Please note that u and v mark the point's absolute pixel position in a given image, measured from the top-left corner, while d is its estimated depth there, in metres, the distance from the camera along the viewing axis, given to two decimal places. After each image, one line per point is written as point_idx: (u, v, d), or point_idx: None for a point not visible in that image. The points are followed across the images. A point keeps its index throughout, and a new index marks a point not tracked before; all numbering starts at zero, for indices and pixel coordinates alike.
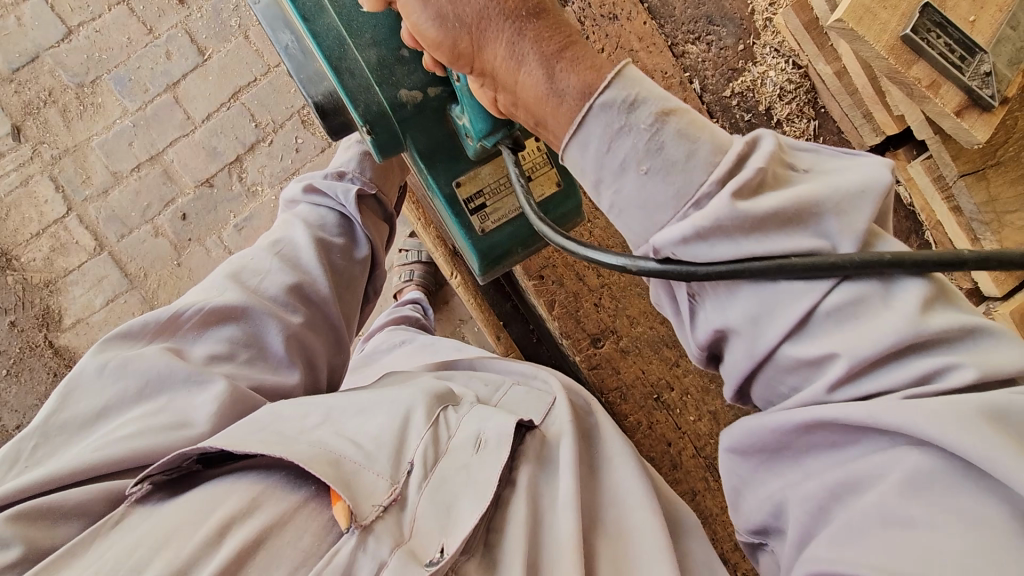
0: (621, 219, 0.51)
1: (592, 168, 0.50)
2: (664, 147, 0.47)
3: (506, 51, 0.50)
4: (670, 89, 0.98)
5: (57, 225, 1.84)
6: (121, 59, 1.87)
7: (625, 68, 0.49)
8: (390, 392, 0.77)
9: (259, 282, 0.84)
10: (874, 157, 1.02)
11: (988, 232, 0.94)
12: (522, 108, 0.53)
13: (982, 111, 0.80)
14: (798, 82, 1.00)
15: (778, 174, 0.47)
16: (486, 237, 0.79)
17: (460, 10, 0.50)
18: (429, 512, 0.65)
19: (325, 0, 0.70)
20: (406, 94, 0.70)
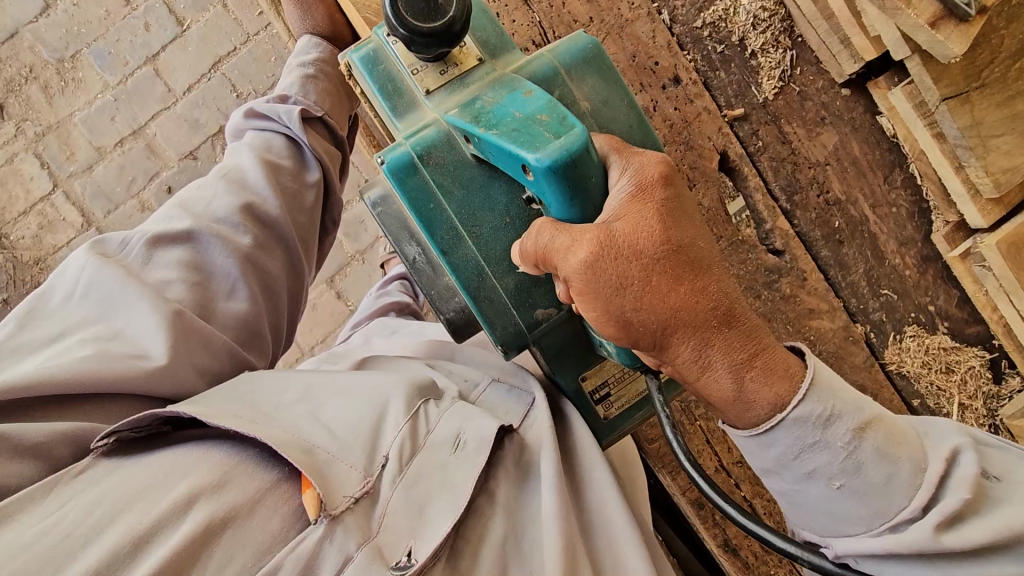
0: (798, 511, 0.61)
1: (767, 462, 0.59)
2: (863, 468, 0.55)
3: (692, 354, 0.55)
4: (637, 20, 0.94)
5: (44, 202, 1.84)
6: (100, 33, 1.85)
7: (819, 376, 0.57)
8: (371, 376, 0.77)
9: (206, 207, 0.81)
10: (854, 87, 0.98)
11: (973, 158, 0.90)
12: (695, 391, 0.58)
13: (958, 23, 0.75)
14: (772, 10, 0.96)
15: (980, 492, 0.54)
16: (609, 422, 0.80)
17: (642, 317, 0.55)
18: (401, 507, 0.66)
19: (463, 231, 0.68)
20: (543, 313, 0.71)
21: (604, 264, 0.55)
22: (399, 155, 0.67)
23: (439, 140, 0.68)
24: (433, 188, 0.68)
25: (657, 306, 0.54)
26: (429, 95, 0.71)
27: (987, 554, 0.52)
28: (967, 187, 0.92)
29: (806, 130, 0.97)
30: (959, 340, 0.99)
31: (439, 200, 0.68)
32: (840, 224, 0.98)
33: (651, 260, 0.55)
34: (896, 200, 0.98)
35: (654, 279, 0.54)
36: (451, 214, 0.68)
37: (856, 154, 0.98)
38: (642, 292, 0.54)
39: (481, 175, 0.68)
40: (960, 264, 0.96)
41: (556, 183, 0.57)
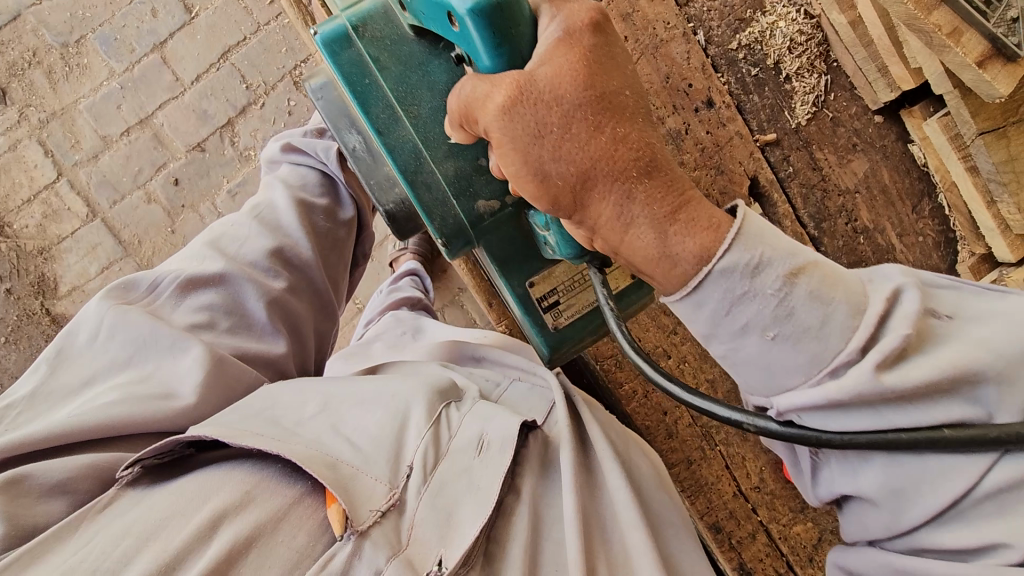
0: (740, 374, 0.54)
1: (706, 325, 0.52)
2: (794, 314, 0.49)
3: (615, 210, 0.50)
4: (672, 41, 0.92)
5: (48, 191, 1.81)
6: (106, 18, 1.80)
7: (748, 224, 0.50)
8: (389, 382, 0.74)
9: (238, 248, 0.82)
10: (887, 114, 0.96)
11: (1005, 194, 0.89)
12: (623, 258, 0.53)
13: (1005, 62, 0.73)
14: (809, 34, 0.94)
15: (923, 330, 0.48)
16: (559, 333, 0.73)
17: (561, 168, 0.50)
18: (429, 517, 0.63)
19: (400, 111, 0.64)
20: (485, 205, 0.65)
21: (522, 109, 0.49)
22: (335, 27, 0.64)
23: (376, 13, 0.64)
24: (368, 62, 0.64)
25: (576, 155, 0.49)
26: None
27: (928, 394, 0.47)
28: (998, 222, 0.92)
29: (837, 156, 0.96)
30: None
31: (374, 75, 0.64)
32: (868, 252, 0.97)
33: (573, 108, 0.49)
34: (923, 230, 0.97)
35: (575, 128, 0.49)
36: (387, 91, 0.64)
37: (886, 181, 0.96)
38: (563, 140, 0.49)
39: (420, 52, 0.64)
40: None
41: (481, 29, 0.51)
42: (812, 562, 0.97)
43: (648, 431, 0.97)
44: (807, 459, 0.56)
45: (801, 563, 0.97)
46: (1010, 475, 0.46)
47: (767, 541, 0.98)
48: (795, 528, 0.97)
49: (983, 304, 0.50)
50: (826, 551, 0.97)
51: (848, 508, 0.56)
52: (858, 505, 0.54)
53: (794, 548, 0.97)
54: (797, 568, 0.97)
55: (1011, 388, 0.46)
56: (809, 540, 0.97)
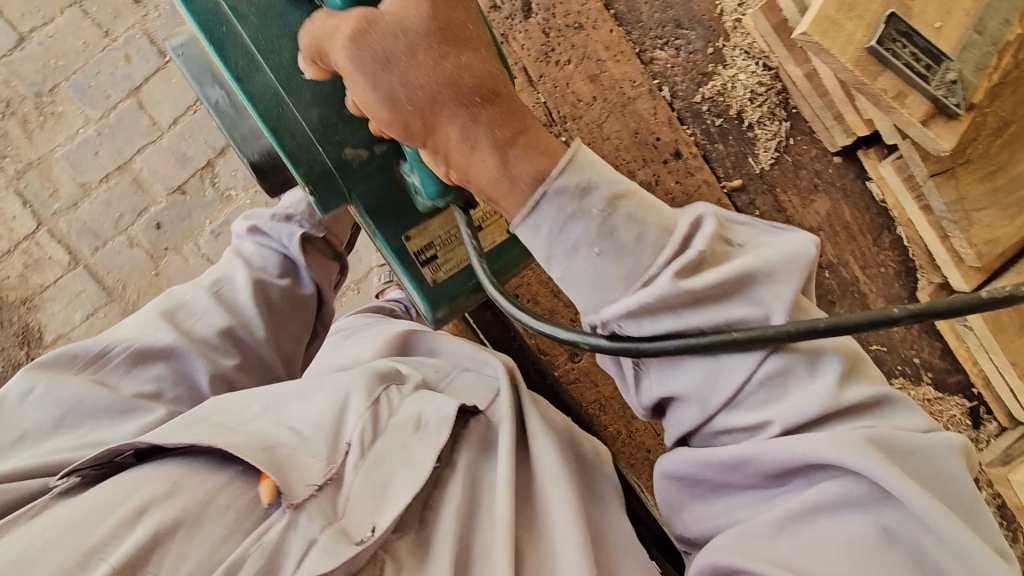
0: (568, 293, 0.54)
1: (541, 247, 0.52)
2: (615, 232, 0.50)
3: (460, 134, 0.49)
4: (639, 98, 0.96)
5: (29, 241, 1.81)
6: (79, 66, 1.80)
7: (580, 153, 0.51)
8: (333, 374, 0.73)
9: (193, 323, 0.87)
10: (845, 156, 1.02)
11: (958, 230, 0.95)
12: (474, 185, 0.52)
13: (948, 120, 0.78)
14: (768, 84, 0.99)
15: (716, 250, 0.51)
16: (438, 286, 0.80)
17: (410, 92, 0.48)
18: (364, 492, 0.60)
19: (258, 57, 0.63)
20: (351, 153, 0.67)
21: (369, 36, 0.47)
22: None
23: None
24: (223, 10, 0.63)
25: (424, 79, 0.47)
26: None
27: (719, 300, 0.51)
28: (952, 255, 0.97)
29: (801, 198, 1.02)
30: (943, 390, 1.09)
31: (230, 23, 0.63)
32: (833, 285, 1.04)
33: (417, 35, 0.47)
34: (884, 261, 1.05)
35: (421, 53, 0.47)
36: (246, 37, 0.63)
37: (847, 218, 1.04)
38: (412, 65, 0.47)
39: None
40: (945, 321, 1.05)
41: None
42: None
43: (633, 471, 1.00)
44: (631, 369, 0.56)
45: None
46: (778, 367, 0.50)
47: None
48: None
49: (770, 236, 0.54)
50: None
51: (665, 414, 0.57)
52: (676, 408, 0.55)
53: None
54: None
55: (783, 291, 0.50)
56: None
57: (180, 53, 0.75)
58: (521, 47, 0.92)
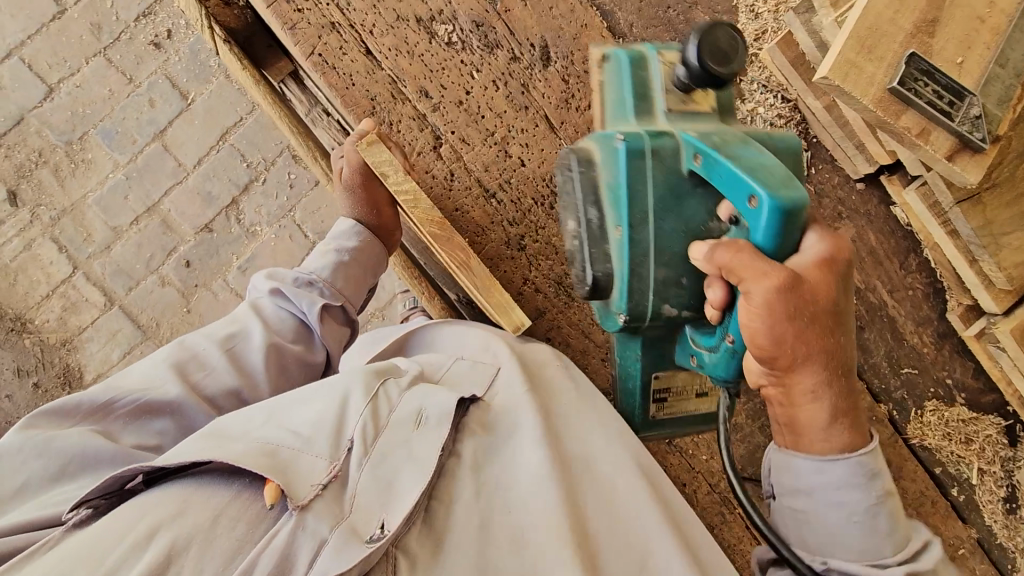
0: (803, 527, 0.64)
1: (803, 480, 0.62)
2: (869, 518, 0.60)
3: (811, 388, 0.59)
4: None
5: (65, 285, 1.86)
6: (106, 112, 1.85)
7: (875, 454, 0.61)
8: (328, 377, 0.76)
9: (201, 378, 0.79)
10: (868, 182, 1.03)
11: (987, 255, 0.94)
12: (786, 415, 0.62)
13: (974, 153, 0.78)
14: (788, 116, 0.99)
15: (916, 557, 0.61)
16: (654, 420, 0.87)
17: (809, 349, 0.57)
18: (369, 487, 0.65)
19: (652, 218, 0.67)
20: (668, 310, 0.69)
21: (791, 294, 0.56)
22: (635, 141, 0.66)
23: (668, 146, 0.66)
24: (652, 179, 0.66)
25: (796, 346, 0.57)
26: (668, 113, 0.69)
27: None
28: (982, 278, 0.97)
29: (824, 225, 1.03)
30: (976, 409, 1.09)
31: (642, 183, 0.66)
32: (860, 309, 1.05)
33: (806, 309, 0.57)
34: (912, 284, 1.06)
35: (808, 319, 0.57)
36: (648, 197, 0.67)
37: (873, 243, 1.04)
38: (790, 323, 0.56)
39: (685, 184, 0.67)
40: (976, 343, 1.04)
41: (772, 222, 0.57)
42: None
43: None
44: None
45: None
46: None
47: None
48: None
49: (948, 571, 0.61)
50: None
51: None
52: None
53: None
54: None
55: None
56: None
57: (568, 159, 0.73)
58: (542, 95, 0.93)
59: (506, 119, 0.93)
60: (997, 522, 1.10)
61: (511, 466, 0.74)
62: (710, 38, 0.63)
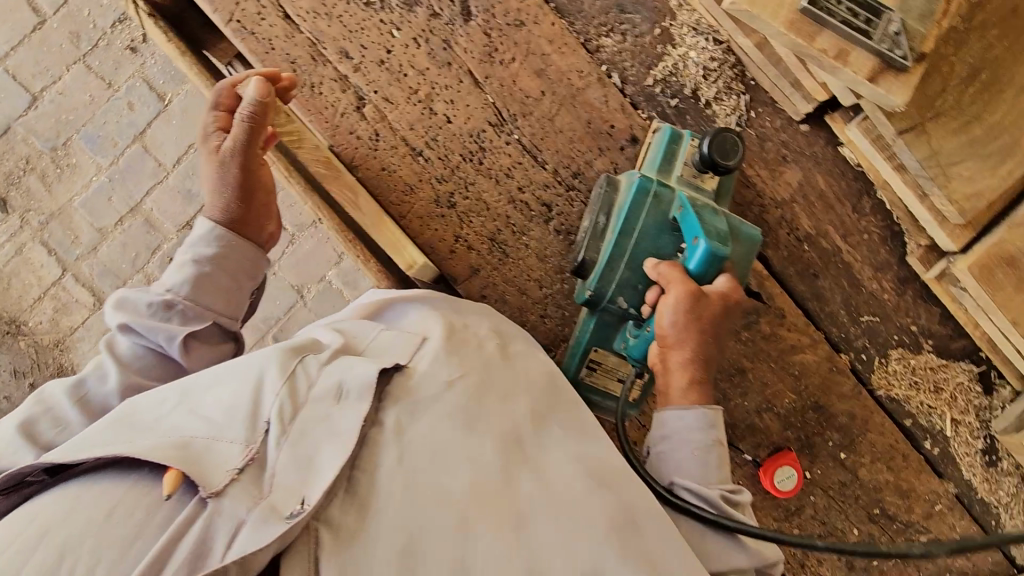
0: (660, 460, 0.78)
1: (663, 420, 0.77)
2: (703, 454, 0.75)
3: (682, 363, 0.77)
4: (588, 87, 0.95)
5: (56, 287, 1.91)
6: (87, 117, 1.91)
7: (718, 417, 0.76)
8: (244, 354, 0.71)
9: (55, 436, 0.67)
10: (813, 123, 0.99)
11: (936, 187, 0.90)
12: (663, 377, 0.79)
13: (897, 74, 0.75)
14: (722, 59, 0.96)
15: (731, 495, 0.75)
16: (581, 381, 0.91)
17: (691, 335, 0.76)
18: (289, 465, 0.61)
19: (633, 237, 0.83)
20: (620, 303, 0.84)
21: (698, 298, 0.75)
22: (647, 182, 0.83)
23: (666, 194, 0.83)
24: (653, 210, 0.82)
25: (687, 333, 0.76)
26: (679, 176, 0.86)
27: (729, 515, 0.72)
28: (934, 213, 0.93)
29: (769, 170, 0.99)
30: (946, 357, 1.03)
31: (636, 209, 0.82)
32: (814, 257, 1.01)
33: (707, 313, 0.76)
34: (867, 228, 1.01)
35: (694, 324, 0.76)
36: (639, 221, 0.82)
37: (822, 187, 1.00)
38: (687, 315, 0.76)
39: (665, 225, 0.83)
40: (937, 285, 0.99)
41: (702, 263, 0.76)
42: (805, 568, 1.01)
43: None
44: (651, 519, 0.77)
45: (794, 570, 1.01)
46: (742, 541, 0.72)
47: None
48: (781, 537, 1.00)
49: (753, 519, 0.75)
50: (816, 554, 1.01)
51: None
52: None
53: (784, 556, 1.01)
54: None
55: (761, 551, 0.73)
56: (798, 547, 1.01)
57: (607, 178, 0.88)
58: (464, 50, 0.93)
59: (428, 77, 0.92)
60: (976, 476, 1.03)
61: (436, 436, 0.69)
62: (717, 141, 0.81)
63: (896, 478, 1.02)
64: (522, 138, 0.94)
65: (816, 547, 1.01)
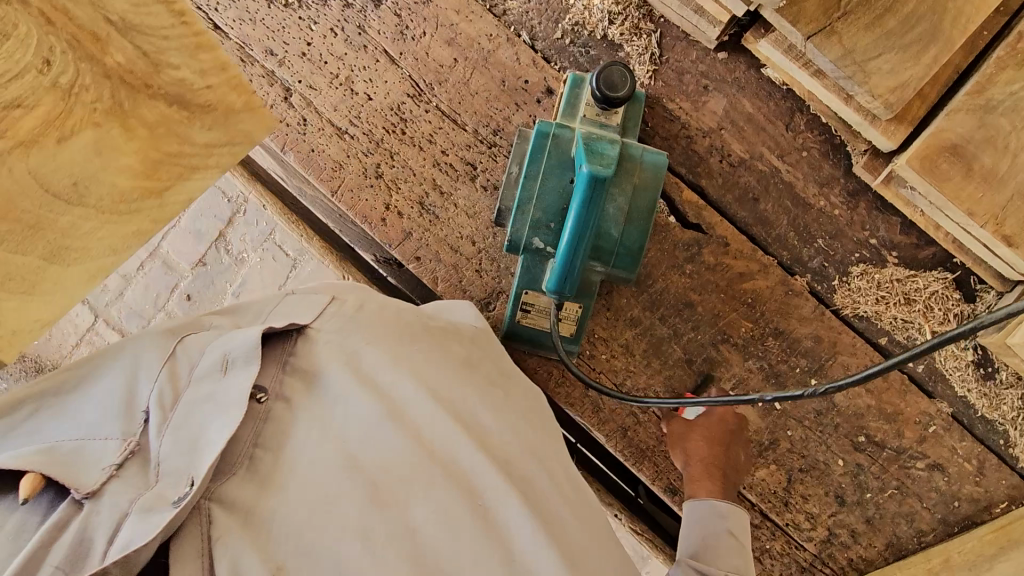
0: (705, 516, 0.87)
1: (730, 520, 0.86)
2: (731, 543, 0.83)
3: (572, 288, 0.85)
4: (499, 48, 0.99)
5: (93, 332, 2.09)
6: None
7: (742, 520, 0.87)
8: (116, 342, 0.70)
9: None
10: (731, 49, 0.99)
11: (856, 86, 0.87)
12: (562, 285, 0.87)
13: None
14: (626, 1, 0.98)
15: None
16: (521, 326, 0.93)
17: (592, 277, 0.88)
18: (171, 449, 0.62)
19: (540, 180, 0.84)
20: (537, 244, 0.85)
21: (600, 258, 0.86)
22: (547, 127, 0.84)
23: (565, 135, 0.84)
24: (553, 151, 0.84)
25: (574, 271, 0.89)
26: (585, 117, 0.87)
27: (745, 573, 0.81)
28: (863, 114, 0.90)
29: (691, 102, 0.99)
30: (914, 267, 0.97)
31: (538, 153, 0.84)
32: (751, 182, 0.99)
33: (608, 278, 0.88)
34: (805, 144, 0.99)
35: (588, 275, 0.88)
36: (541, 164, 0.84)
37: (750, 111, 0.99)
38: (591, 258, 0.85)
39: (567, 163, 0.84)
40: (887, 190, 0.94)
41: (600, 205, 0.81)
42: (787, 505, 0.98)
43: (574, 410, 1.00)
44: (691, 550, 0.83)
45: (777, 509, 0.98)
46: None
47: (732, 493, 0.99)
48: (758, 474, 0.98)
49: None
50: (799, 490, 0.98)
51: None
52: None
53: (763, 494, 0.98)
54: (772, 513, 0.98)
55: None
56: (777, 483, 0.98)
57: (520, 131, 0.92)
58: (377, 32, 0.98)
59: (347, 61, 0.99)
60: (972, 392, 0.95)
61: (333, 418, 0.67)
62: (604, 76, 0.82)
63: (877, 402, 0.97)
64: (441, 105, 0.99)
65: (798, 484, 0.98)
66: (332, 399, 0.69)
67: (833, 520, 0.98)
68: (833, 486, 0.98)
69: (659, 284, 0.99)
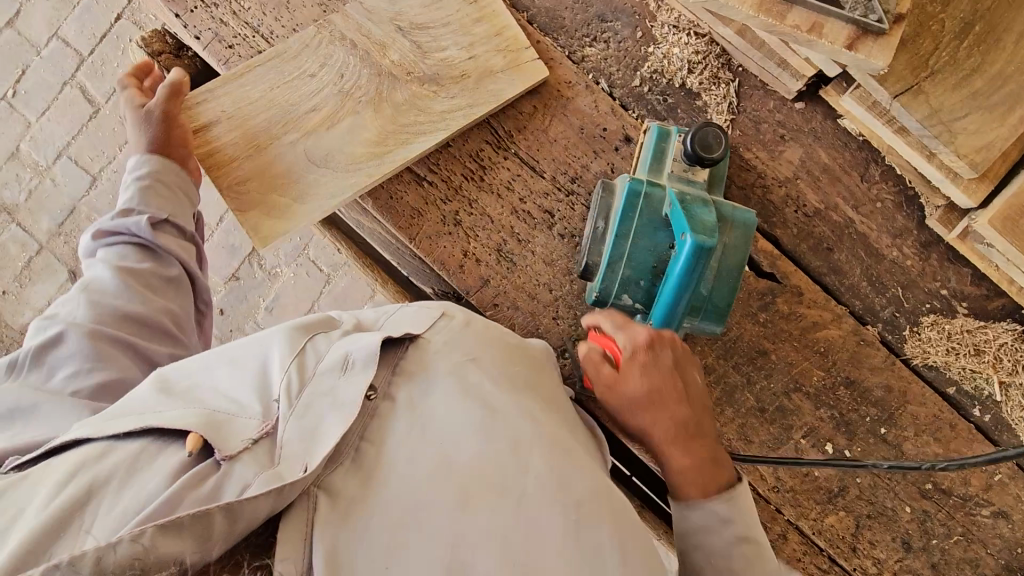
0: None
1: None
2: None
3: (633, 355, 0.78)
4: (578, 96, 1.00)
5: None
6: None
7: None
8: (257, 335, 0.73)
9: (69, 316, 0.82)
10: (808, 99, 1.00)
11: (941, 145, 0.88)
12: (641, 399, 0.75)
13: (875, 38, 0.76)
14: (705, 51, 0.98)
15: None
16: None
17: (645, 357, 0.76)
18: (295, 436, 0.59)
19: (632, 238, 0.84)
20: (626, 300, 0.86)
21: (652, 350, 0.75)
22: (638, 185, 0.85)
23: (656, 193, 0.85)
24: (645, 209, 0.84)
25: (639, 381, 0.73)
26: (672, 174, 0.88)
27: None
28: (945, 172, 0.91)
29: (767, 151, 1.00)
30: (984, 318, 0.99)
31: (629, 211, 0.85)
32: (825, 232, 1.00)
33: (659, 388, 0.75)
34: (879, 196, 1.00)
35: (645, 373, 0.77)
36: (633, 221, 0.84)
37: (825, 161, 1.00)
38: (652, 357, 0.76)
39: (659, 221, 0.84)
40: (962, 245, 0.96)
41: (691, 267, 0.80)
42: (856, 551, 0.99)
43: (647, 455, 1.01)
44: None
45: (845, 554, 1.00)
46: None
47: (802, 539, 1.00)
48: (827, 520, 1.00)
49: None
50: (867, 537, 0.99)
51: None
52: None
53: (833, 540, 1.00)
54: (840, 559, 0.99)
55: None
56: (846, 529, 1.00)
57: (602, 184, 0.92)
58: None
59: None
60: None
61: (436, 428, 0.64)
62: (699, 136, 0.83)
63: (945, 450, 0.99)
64: (520, 152, 0.99)
65: (866, 530, 1.00)
66: (435, 406, 0.66)
67: (900, 566, 1.00)
68: (900, 532, 0.99)
69: (733, 331, 1.00)
